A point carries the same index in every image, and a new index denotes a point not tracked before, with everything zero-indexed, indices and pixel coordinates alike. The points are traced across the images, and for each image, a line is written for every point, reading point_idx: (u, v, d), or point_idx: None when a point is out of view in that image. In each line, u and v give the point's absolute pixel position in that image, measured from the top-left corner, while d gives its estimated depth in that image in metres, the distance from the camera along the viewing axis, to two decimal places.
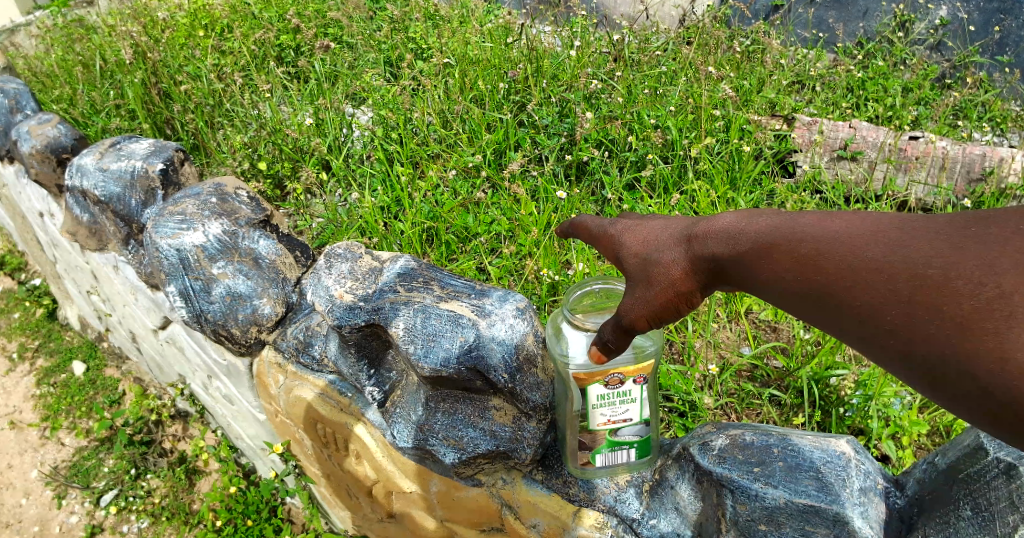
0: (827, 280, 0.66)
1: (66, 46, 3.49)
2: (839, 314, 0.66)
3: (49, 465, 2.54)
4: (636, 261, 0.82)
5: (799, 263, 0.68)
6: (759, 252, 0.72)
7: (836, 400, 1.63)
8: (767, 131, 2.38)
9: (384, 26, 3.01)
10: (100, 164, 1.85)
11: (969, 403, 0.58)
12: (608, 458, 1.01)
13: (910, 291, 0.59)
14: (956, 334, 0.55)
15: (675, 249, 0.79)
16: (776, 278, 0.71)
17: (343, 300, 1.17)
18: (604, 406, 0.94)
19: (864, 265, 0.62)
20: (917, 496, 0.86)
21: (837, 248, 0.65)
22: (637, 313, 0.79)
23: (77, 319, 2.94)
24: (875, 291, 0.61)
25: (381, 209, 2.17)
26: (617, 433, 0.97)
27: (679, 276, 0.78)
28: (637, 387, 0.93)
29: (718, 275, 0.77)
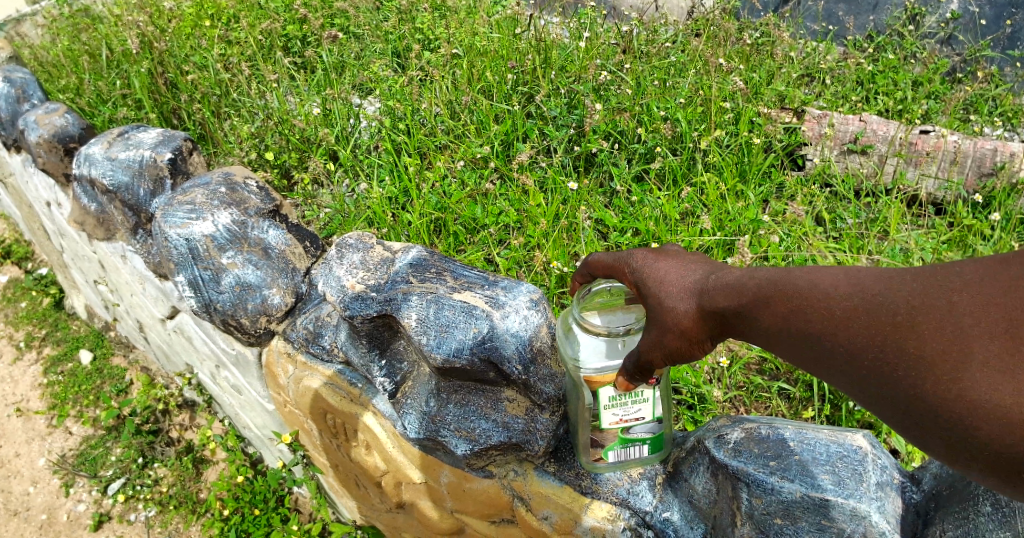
0: (822, 331, 0.64)
1: (72, 35, 3.48)
2: (830, 363, 0.65)
3: (57, 453, 2.55)
4: (651, 308, 0.80)
5: (796, 315, 0.66)
6: (758, 306, 0.70)
7: (846, 394, 1.62)
8: (778, 123, 2.32)
9: (391, 17, 3.00)
10: (109, 153, 1.84)
11: (976, 458, 0.57)
12: (621, 455, 1.00)
13: (901, 344, 0.58)
14: (950, 389, 0.55)
15: (686, 299, 0.76)
16: (773, 328, 0.69)
17: (355, 291, 1.17)
18: (616, 406, 0.93)
19: (859, 320, 0.61)
20: (934, 492, 0.86)
21: (831, 302, 0.64)
22: (658, 358, 0.79)
23: (84, 308, 2.95)
24: (871, 345, 0.60)
25: (389, 200, 2.16)
26: (630, 431, 0.96)
27: (693, 326, 0.76)
28: (650, 387, 0.91)
29: (722, 325, 0.75)
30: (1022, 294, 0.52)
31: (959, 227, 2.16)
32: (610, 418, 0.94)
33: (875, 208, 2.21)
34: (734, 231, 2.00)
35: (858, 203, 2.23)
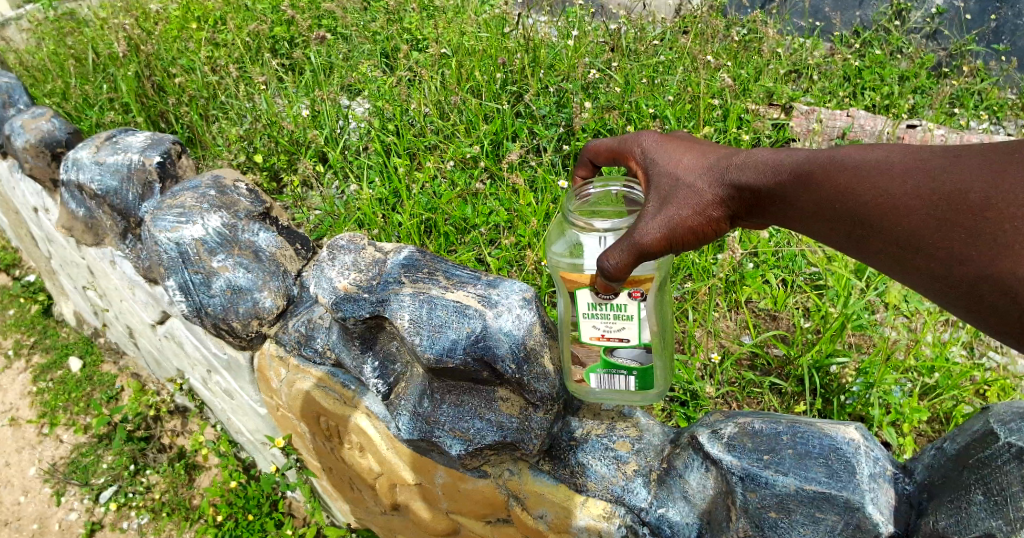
0: (864, 206, 0.72)
1: (57, 39, 3.45)
2: (869, 240, 0.73)
3: (48, 461, 2.53)
4: (665, 184, 0.85)
5: (836, 193, 0.74)
6: (793, 182, 0.77)
7: (837, 388, 1.63)
8: (765, 121, 2.37)
9: (379, 17, 2.99)
10: (96, 157, 1.83)
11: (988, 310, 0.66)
12: (606, 381, 0.96)
13: (932, 213, 0.66)
14: (984, 250, 0.63)
15: (707, 176, 0.83)
16: (814, 207, 0.76)
17: (346, 291, 1.16)
18: (597, 318, 0.89)
19: (896, 193, 0.69)
20: (926, 482, 0.87)
21: (871, 178, 0.71)
22: (655, 231, 0.78)
23: (73, 315, 2.92)
24: (907, 216, 0.68)
25: (378, 201, 2.15)
26: (612, 351, 0.91)
27: (711, 202, 0.82)
28: (633, 303, 0.86)
29: (748, 204, 0.82)
30: None
31: None
32: (591, 331, 0.91)
33: None
34: None
35: None
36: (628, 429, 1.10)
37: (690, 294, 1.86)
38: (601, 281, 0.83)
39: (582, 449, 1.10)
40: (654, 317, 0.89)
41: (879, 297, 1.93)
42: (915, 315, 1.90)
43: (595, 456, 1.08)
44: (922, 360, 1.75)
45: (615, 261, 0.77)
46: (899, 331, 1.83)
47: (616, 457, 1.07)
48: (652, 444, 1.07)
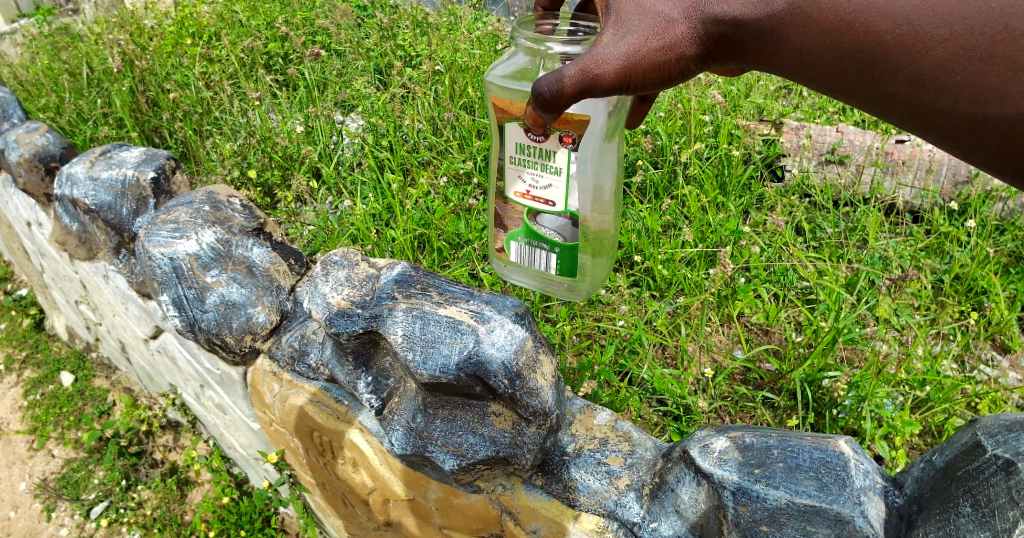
0: (871, 40, 0.79)
1: (51, 53, 3.46)
2: (872, 74, 0.82)
3: (38, 477, 2.50)
4: (630, 10, 0.85)
5: (839, 26, 0.80)
6: (791, 13, 0.83)
7: (829, 402, 1.64)
8: (756, 136, 2.42)
9: (372, 34, 3.01)
10: (91, 173, 1.83)
11: (965, 136, 0.80)
12: (528, 250, 1.15)
13: (941, 49, 0.75)
14: (989, 85, 0.74)
15: (682, 7, 0.84)
16: (809, 41, 0.83)
17: (340, 307, 1.17)
18: (525, 167, 1.06)
19: (907, 29, 0.77)
20: (915, 495, 0.87)
21: (879, 13, 0.78)
22: (614, 62, 0.82)
23: (65, 329, 2.92)
24: (913, 52, 0.77)
25: (372, 216, 2.16)
26: (536, 213, 1.09)
27: (683, 39, 0.85)
28: (563, 150, 1.00)
29: (730, 36, 0.86)
30: None
31: (936, 234, 2.19)
32: (520, 185, 1.09)
33: (853, 217, 2.24)
34: (715, 242, 2.03)
35: (837, 212, 2.26)
36: (620, 443, 1.12)
37: (682, 308, 1.88)
38: (532, 113, 0.94)
39: (574, 464, 1.10)
40: (580, 183, 1.04)
41: (870, 311, 1.94)
42: (906, 329, 1.92)
43: (587, 471, 1.08)
44: (913, 373, 1.76)
45: (559, 86, 0.85)
46: (890, 345, 1.84)
47: (608, 471, 1.08)
48: (644, 458, 1.08)
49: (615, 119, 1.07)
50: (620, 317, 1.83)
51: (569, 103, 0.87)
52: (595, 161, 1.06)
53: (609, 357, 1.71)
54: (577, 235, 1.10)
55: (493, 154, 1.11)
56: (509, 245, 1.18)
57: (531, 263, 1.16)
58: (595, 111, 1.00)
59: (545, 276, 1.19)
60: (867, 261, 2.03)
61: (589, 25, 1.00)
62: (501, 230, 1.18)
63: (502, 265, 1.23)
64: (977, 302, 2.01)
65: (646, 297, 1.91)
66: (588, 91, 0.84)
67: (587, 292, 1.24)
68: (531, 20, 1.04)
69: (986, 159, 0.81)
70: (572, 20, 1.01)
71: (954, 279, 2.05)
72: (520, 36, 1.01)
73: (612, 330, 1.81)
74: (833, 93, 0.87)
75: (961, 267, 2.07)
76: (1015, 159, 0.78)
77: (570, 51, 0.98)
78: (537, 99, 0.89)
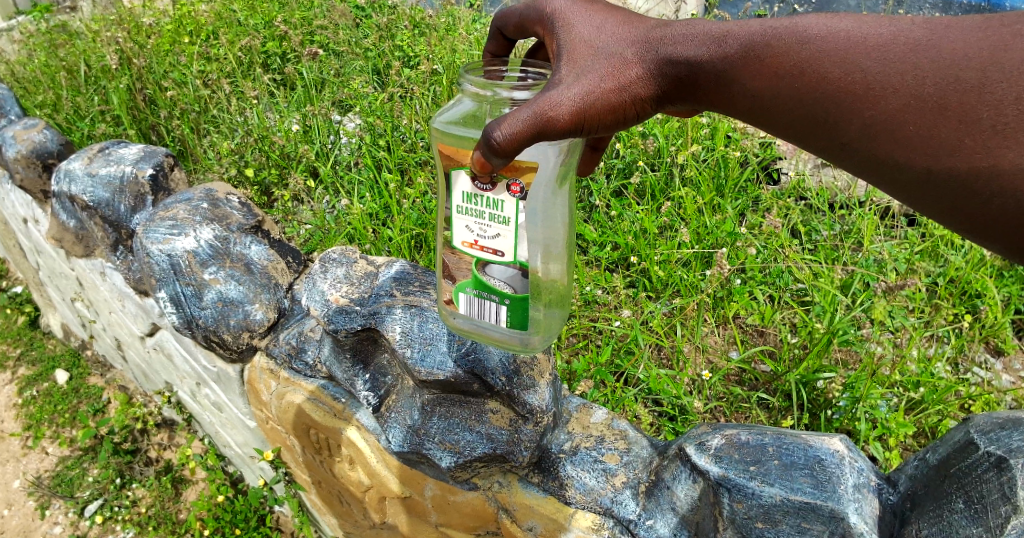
0: (824, 88, 0.76)
1: (48, 50, 3.44)
2: (827, 121, 0.77)
3: (32, 474, 2.49)
4: (581, 51, 0.83)
5: (793, 71, 0.77)
6: (744, 54, 0.80)
7: (824, 403, 1.66)
8: (753, 139, 2.43)
9: (371, 34, 3.02)
10: (89, 169, 1.83)
11: (924, 192, 0.74)
12: (476, 305, 0.95)
13: (896, 97, 0.71)
14: (941, 137, 0.69)
15: (635, 48, 0.83)
16: (762, 86, 0.80)
17: (338, 304, 1.17)
18: (472, 216, 0.89)
19: (859, 77, 0.73)
20: (908, 492, 0.88)
21: (833, 60, 0.74)
22: (567, 105, 0.78)
23: (60, 327, 2.91)
24: (866, 100, 0.73)
25: (370, 215, 2.17)
26: (484, 264, 0.91)
27: (637, 80, 0.82)
28: (511, 200, 0.85)
29: (682, 81, 0.83)
30: (1001, 44, 0.66)
31: (931, 237, 2.19)
32: (467, 234, 0.91)
33: (849, 219, 2.24)
34: (711, 244, 2.03)
35: (833, 215, 2.26)
36: (617, 441, 1.12)
37: (679, 309, 1.89)
38: (479, 158, 0.80)
39: (570, 461, 1.10)
40: (533, 233, 0.87)
41: (865, 313, 1.95)
42: (901, 331, 1.93)
43: (584, 468, 1.09)
44: (908, 375, 1.77)
45: (511, 131, 0.75)
46: (886, 347, 1.82)
47: (604, 469, 1.08)
48: (640, 456, 1.09)
49: (571, 162, 0.90)
50: (617, 318, 1.84)
51: (521, 150, 0.77)
52: (548, 208, 0.88)
53: (606, 357, 1.72)
54: (531, 289, 0.90)
55: (440, 205, 0.95)
56: (457, 298, 0.97)
57: (480, 317, 0.97)
58: (545, 158, 0.84)
59: (492, 332, 0.98)
60: (863, 263, 2.04)
61: (538, 72, 0.89)
62: (449, 280, 0.98)
63: (447, 319, 1.03)
64: (972, 305, 2.02)
65: (643, 298, 1.92)
66: (542, 136, 0.77)
67: (542, 346, 1.00)
68: (479, 68, 0.91)
69: (943, 214, 0.75)
70: (521, 67, 0.90)
71: (948, 281, 2.06)
72: (465, 80, 0.88)
73: (609, 330, 1.81)
74: (789, 137, 0.83)
75: (956, 270, 2.07)
76: (973, 217, 0.73)
77: (519, 96, 0.85)
78: (487, 146, 0.77)
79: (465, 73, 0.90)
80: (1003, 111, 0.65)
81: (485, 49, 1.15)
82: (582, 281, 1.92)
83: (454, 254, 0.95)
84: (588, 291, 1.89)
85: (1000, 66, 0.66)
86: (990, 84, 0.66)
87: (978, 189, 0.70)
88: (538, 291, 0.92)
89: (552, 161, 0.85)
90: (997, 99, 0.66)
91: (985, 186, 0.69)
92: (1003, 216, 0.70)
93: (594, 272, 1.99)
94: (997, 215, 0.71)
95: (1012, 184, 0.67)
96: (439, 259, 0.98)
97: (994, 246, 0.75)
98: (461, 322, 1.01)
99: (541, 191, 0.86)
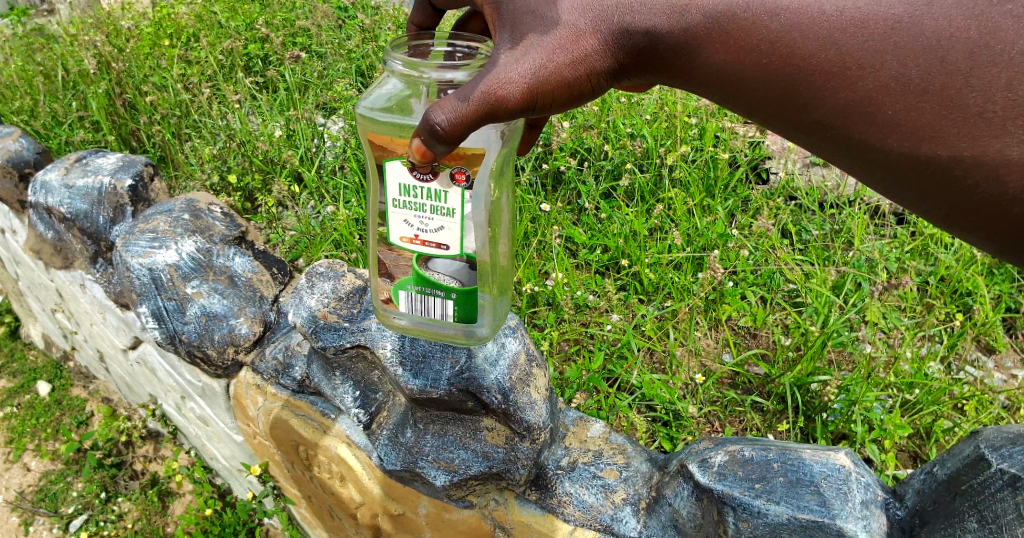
0: (795, 65, 0.73)
1: (25, 54, 3.36)
2: (797, 100, 0.75)
3: (14, 490, 2.43)
4: (527, 22, 0.77)
5: (762, 47, 0.75)
6: (709, 28, 0.76)
7: (819, 406, 1.64)
8: (742, 139, 2.42)
9: (354, 35, 2.98)
10: (66, 180, 1.78)
11: (900, 176, 0.73)
12: (419, 301, 0.93)
13: (871, 75, 0.69)
14: (923, 123, 0.68)
15: (589, 17, 0.77)
16: (727, 60, 0.77)
17: (326, 320, 1.15)
18: (410, 210, 0.86)
19: (834, 53, 0.70)
20: (917, 507, 0.86)
21: (805, 34, 0.72)
22: (518, 83, 0.74)
23: (41, 338, 2.84)
24: (844, 79, 0.71)
25: (355, 221, 2.14)
26: (426, 260, 0.88)
27: (593, 52, 0.78)
28: (455, 190, 0.82)
29: (639, 54, 0.80)
30: (987, 28, 0.64)
31: (921, 235, 2.19)
32: (405, 229, 0.88)
33: (839, 218, 2.22)
34: (702, 246, 2.01)
35: (823, 214, 2.24)
36: (615, 456, 1.10)
37: (670, 313, 1.87)
38: (419, 145, 0.75)
39: (568, 477, 1.07)
40: (479, 221, 0.84)
41: (859, 314, 1.93)
42: (892, 331, 1.92)
43: (582, 485, 1.06)
44: (902, 376, 1.76)
45: (455, 117, 0.72)
46: (878, 348, 1.83)
47: (603, 485, 1.06)
48: (640, 471, 1.06)
49: (512, 145, 0.86)
50: (608, 323, 1.81)
51: (465, 134, 0.73)
52: (495, 195, 0.86)
53: (599, 364, 1.70)
54: (479, 280, 0.89)
55: (369, 199, 0.90)
56: (396, 296, 0.94)
57: (423, 313, 0.94)
58: (490, 144, 0.80)
59: (438, 326, 0.95)
60: (854, 263, 2.03)
61: (469, 45, 0.84)
62: (387, 279, 0.94)
63: (386, 318, 0.99)
64: (963, 303, 2.02)
65: (634, 302, 1.90)
66: (492, 118, 0.74)
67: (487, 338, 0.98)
68: (405, 43, 0.86)
69: (919, 201, 0.75)
70: (449, 40, 0.84)
71: (939, 280, 2.06)
72: (391, 60, 0.82)
73: (601, 335, 1.79)
74: (759, 116, 0.81)
75: (946, 269, 2.07)
76: (950, 205, 0.72)
77: (453, 76, 0.80)
78: (429, 133, 0.73)
79: (390, 52, 0.84)
80: (990, 97, 0.64)
81: (411, 21, 1.08)
82: (573, 285, 1.89)
83: (391, 251, 0.91)
84: (580, 295, 1.86)
85: (989, 48, 0.64)
86: (978, 66, 0.64)
87: (957, 176, 0.69)
88: (484, 283, 0.90)
89: (494, 143, 0.80)
90: (984, 84, 0.64)
91: (966, 173, 0.68)
92: (982, 206, 0.70)
93: (583, 276, 1.96)
94: (976, 205, 0.70)
95: (997, 173, 0.66)
96: (374, 256, 0.94)
97: (968, 234, 0.75)
98: (403, 321, 0.98)
99: (487, 179, 0.83)
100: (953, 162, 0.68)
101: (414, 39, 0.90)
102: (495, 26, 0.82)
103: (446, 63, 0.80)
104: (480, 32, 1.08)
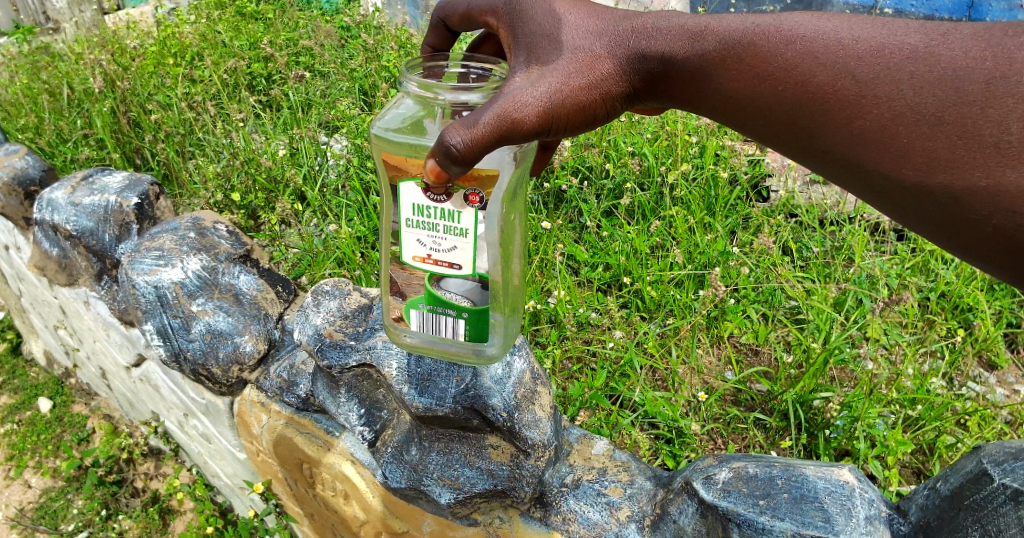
0: (810, 93, 0.75)
1: (31, 72, 3.40)
2: (810, 126, 0.77)
3: (14, 507, 2.42)
4: (543, 47, 0.80)
5: (777, 74, 0.76)
6: (725, 56, 0.79)
7: (822, 422, 1.63)
8: (742, 157, 2.44)
9: (357, 55, 3.02)
10: (72, 198, 1.79)
11: (913, 206, 0.74)
12: (431, 319, 0.94)
13: (885, 103, 0.70)
14: (937, 153, 0.69)
15: (604, 43, 0.80)
16: (742, 87, 0.79)
17: (332, 338, 1.15)
18: (423, 230, 0.87)
19: (849, 82, 0.72)
20: (920, 523, 0.86)
21: (820, 62, 0.73)
22: (534, 105, 0.75)
23: (43, 354, 2.85)
24: (858, 107, 0.72)
25: (358, 239, 2.16)
26: (438, 279, 0.89)
27: (608, 76, 0.81)
28: (469, 211, 0.83)
29: (650, 79, 0.83)
30: (1005, 60, 0.65)
31: (921, 252, 2.20)
32: (418, 249, 0.89)
33: (839, 235, 2.23)
34: (703, 263, 2.02)
35: (823, 231, 2.25)
36: (619, 474, 1.10)
37: (672, 330, 1.88)
38: (434, 166, 0.76)
39: (572, 495, 1.08)
40: (492, 242, 0.85)
41: (860, 331, 1.94)
42: (894, 347, 1.92)
43: (586, 502, 1.07)
44: (904, 392, 1.76)
45: (469, 138, 0.71)
46: (880, 365, 1.83)
47: (608, 503, 1.06)
48: (644, 489, 1.07)
49: (524, 167, 0.87)
50: (611, 339, 1.82)
51: (480, 157, 0.74)
52: (507, 217, 0.87)
53: (601, 381, 1.70)
54: (490, 300, 0.90)
55: (382, 218, 0.91)
56: (408, 315, 0.96)
57: (435, 332, 0.95)
58: (503, 167, 0.81)
59: (448, 345, 0.97)
60: (855, 280, 2.04)
61: (482, 67, 0.86)
62: (398, 297, 0.95)
63: (396, 336, 1.01)
64: (965, 320, 2.02)
65: (636, 319, 1.90)
66: (506, 141, 0.74)
67: (498, 358, 0.99)
68: (418, 64, 0.88)
69: (932, 231, 0.75)
70: (462, 62, 0.86)
71: (940, 296, 2.06)
72: (407, 80, 0.83)
73: (603, 352, 1.79)
74: (770, 142, 0.83)
75: (946, 285, 2.08)
76: (963, 236, 0.73)
77: (468, 98, 0.81)
78: (445, 154, 0.73)
79: (406, 72, 0.85)
80: (1006, 128, 0.65)
81: (425, 42, 1.09)
82: (575, 302, 1.90)
83: (403, 270, 0.92)
84: (582, 313, 1.87)
85: (1006, 80, 0.65)
86: (993, 97, 0.65)
87: (971, 207, 0.69)
88: (496, 302, 0.91)
89: (507, 164, 0.81)
90: (1000, 115, 0.65)
91: (980, 205, 0.68)
92: (995, 237, 0.70)
93: (585, 294, 1.97)
94: (990, 237, 0.70)
95: (1010, 204, 0.66)
96: (385, 275, 0.95)
97: (981, 264, 0.75)
98: (413, 339, 0.99)
99: (500, 202, 0.84)
100: (966, 193, 0.68)
101: (427, 60, 0.92)
102: (511, 49, 0.85)
103: (460, 85, 0.81)
104: (493, 54, 1.10)
